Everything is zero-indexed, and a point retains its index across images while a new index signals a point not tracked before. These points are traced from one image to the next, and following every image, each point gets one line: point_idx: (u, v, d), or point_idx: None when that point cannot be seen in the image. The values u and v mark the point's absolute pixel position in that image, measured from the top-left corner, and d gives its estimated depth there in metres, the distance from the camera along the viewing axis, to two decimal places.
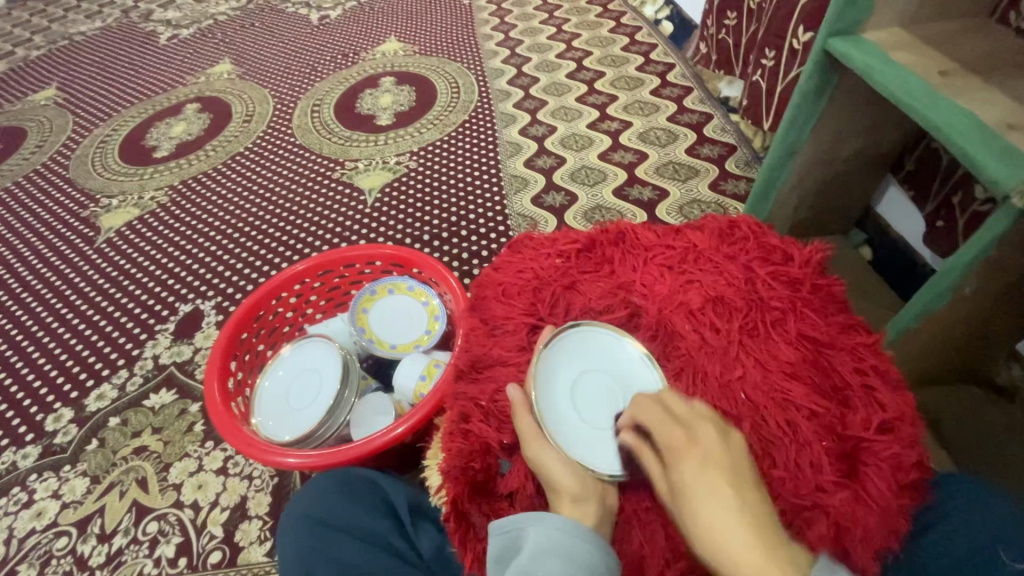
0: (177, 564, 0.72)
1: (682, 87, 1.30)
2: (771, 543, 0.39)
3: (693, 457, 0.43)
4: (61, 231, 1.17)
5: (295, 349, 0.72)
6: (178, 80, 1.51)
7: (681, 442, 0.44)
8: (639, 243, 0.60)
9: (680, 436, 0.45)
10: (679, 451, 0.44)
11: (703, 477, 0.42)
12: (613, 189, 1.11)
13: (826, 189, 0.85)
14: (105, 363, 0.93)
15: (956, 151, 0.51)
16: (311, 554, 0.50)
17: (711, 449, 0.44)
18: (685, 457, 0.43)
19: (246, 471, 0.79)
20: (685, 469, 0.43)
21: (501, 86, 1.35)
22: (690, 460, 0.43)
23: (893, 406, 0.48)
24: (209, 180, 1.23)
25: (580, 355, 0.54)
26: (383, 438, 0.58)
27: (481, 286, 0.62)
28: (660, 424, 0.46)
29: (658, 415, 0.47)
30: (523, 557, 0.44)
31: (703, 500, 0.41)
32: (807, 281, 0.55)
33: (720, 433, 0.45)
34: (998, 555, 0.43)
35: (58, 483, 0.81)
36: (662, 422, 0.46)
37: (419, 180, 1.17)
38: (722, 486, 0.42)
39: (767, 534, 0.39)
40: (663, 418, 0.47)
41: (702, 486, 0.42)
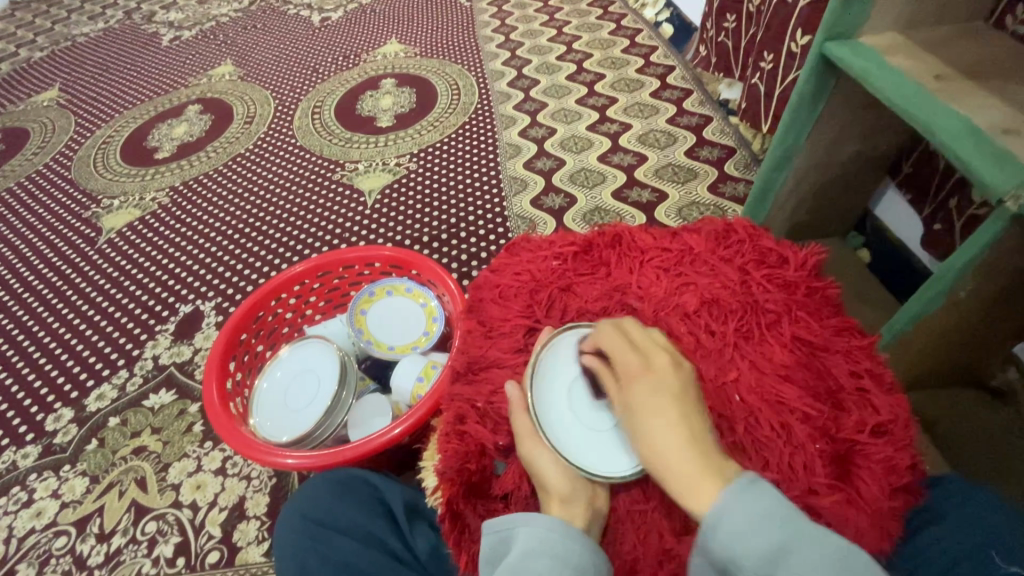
0: (176, 563, 0.73)
1: (682, 90, 1.30)
2: (707, 453, 0.42)
3: (647, 380, 0.46)
4: (62, 232, 1.18)
5: (294, 350, 0.73)
6: (180, 81, 1.52)
7: (636, 368, 0.47)
8: (636, 245, 0.60)
9: (638, 360, 0.48)
10: (635, 374, 0.47)
11: (651, 396, 0.45)
12: (612, 191, 1.11)
13: (824, 192, 0.86)
14: (105, 364, 0.94)
15: (951, 155, 0.52)
16: (305, 554, 0.51)
17: (664, 372, 0.46)
18: (639, 379, 0.46)
19: (245, 471, 0.80)
20: (635, 389, 0.46)
21: (501, 88, 1.36)
22: (642, 382, 0.46)
23: (886, 408, 0.48)
24: (211, 181, 1.23)
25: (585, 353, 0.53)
26: (380, 439, 0.58)
27: (479, 288, 0.62)
28: (619, 351, 0.49)
29: (618, 343, 0.49)
30: (513, 556, 0.44)
31: (649, 417, 0.44)
32: (803, 284, 0.55)
33: (673, 360, 0.48)
34: (992, 557, 0.43)
35: (58, 482, 0.81)
36: (621, 348, 0.49)
37: (419, 181, 1.17)
38: (671, 407, 0.44)
39: (704, 445, 0.43)
40: (622, 346, 0.49)
41: (649, 404, 0.44)
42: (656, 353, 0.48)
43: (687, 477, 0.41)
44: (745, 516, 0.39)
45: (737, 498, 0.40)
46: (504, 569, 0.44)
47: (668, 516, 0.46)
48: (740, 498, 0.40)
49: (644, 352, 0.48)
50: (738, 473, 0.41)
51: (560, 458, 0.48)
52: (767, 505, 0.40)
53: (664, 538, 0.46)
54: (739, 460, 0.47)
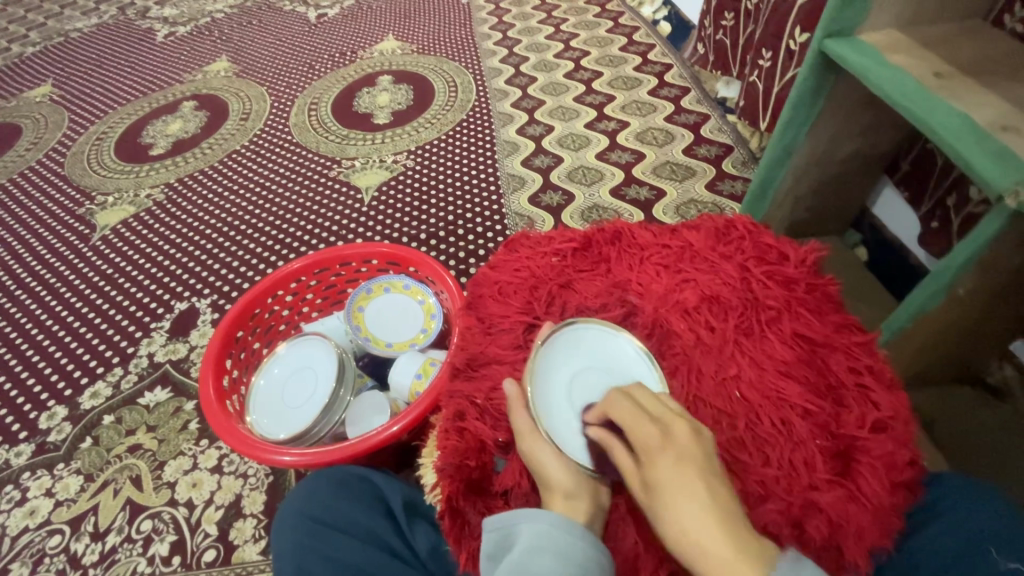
0: (171, 562, 0.72)
1: (680, 88, 1.30)
2: (743, 538, 0.39)
3: (669, 456, 0.42)
4: (56, 228, 1.17)
5: (290, 347, 0.72)
6: (175, 77, 1.51)
7: (653, 439, 0.44)
8: (635, 242, 0.60)
9: (655, 433, 0.44)
10: (654, 449, 0.43)
11: (675, 473, 0.41)
12: (610, 189, 1.11)
13: (822, 190, 0.86)
14: (100, 361, 0.93)
15: (950, 151, 0.52)
16: (305, 552, 0.50)
17: (685, 444, 0.43)
18: (661, 455, 0.42)
19: (241, 469, 0.79)
20: (656, 465, 0.42)
21: (498, 85, 1.35)
22: (663, 458, 0.42)
23: (887, 405, 0.48)
24: (206, 178, 1.22)
25: (582, 353, 0.54)
26: (378, 436, 0.58)
27: (477, 285, 0.62)
28: (631, 419, 0.45)
29: (628, 409, 0.46)
30: (516, 553, 0.44)
31: (676, 498, 0.40)
32: (803, 281, 0.55)
33: (693, 430, 0.45)
34: (990, 552, 0.43)
35: (52, 481, 0.80)
36: (634, 418, 0.45)
37: (416, 178, 1.17)
38: (698, 486, 0.41)
39: (738, 529, 0.39)
40: (633, 413, 0.46)
41: (675, 484, 0.41)
42: (674, 423, 0.45)
43: (727, 569, 0.37)
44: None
45: None
46: (507, 567, 0.43)
47: None
48: None
49: (660, 422, 0.45)
50: (778, 558, 0.38)
51: (560, 455, 0.48)
52: None
53: None
54: (740, 456, 0.46)
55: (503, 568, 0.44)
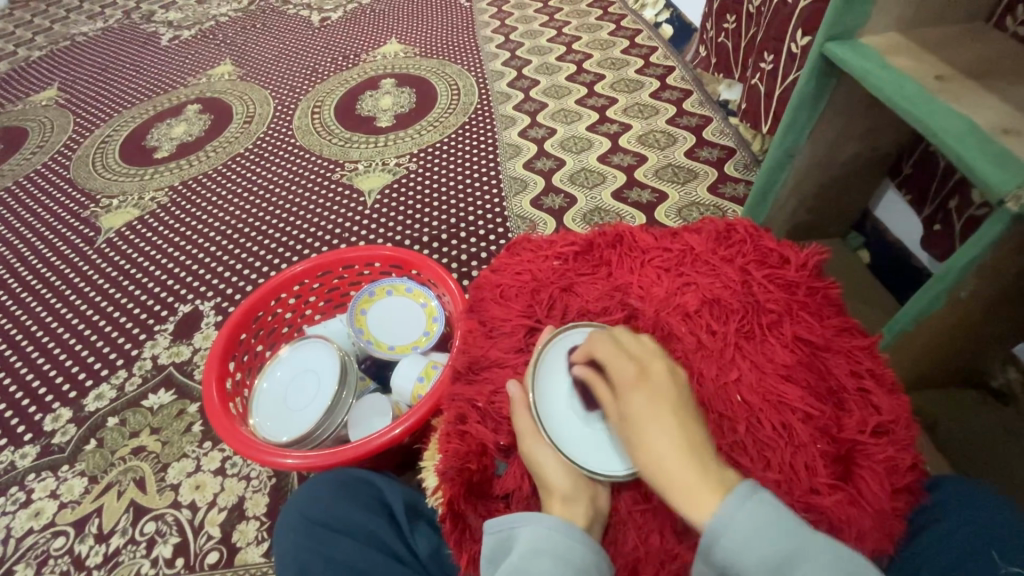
0: (175, 564, 0.72)
1: (682, 90, 1.30)
2: (706, 462, 0.43)
3: (642, 391, 0.46)
4: (61, 231, 1.17)
5: (293, 350, 0.73)
6: (179, 81, 1.52)
7: (630, 375, 0.47)
8: (637, 245, 0.60)
9: (632, 370, 0.48)
10: (630, 385, 0.47)
11: (647, 406, 0.45)
12: (612, 191, 1.11)
13: (824, 192, 0.86)
14: (104, 363, 0.93)
15: (952, 155, 0.52)
16: (306, 554, 0.51)
17: (658, 380, 0.47)
18: (635, 390, 0.46)
19: (244, 471, 0.79)
20: (632, 398, 0.46)
21: (501, 88, 1.36)
22: (638, 394, 0.46)
23: (888, 409, 0.48)
24: (210, 181, 1.23)
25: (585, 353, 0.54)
26: (381, 439, 0.58)
27: (479, 288, 0.62)
28: (612, 357, 0.49)
29: (610, 348, 0.49)
30: (514, 556, 0.44)
31: (646, 427, 0.44)
32: (804, 285, 0.55)
33: (667, 368, 0.48)
34: (992, 556, 0.43)
35: (57, 483, 0.81)
36: (615, 358, 0.49)
37: (419, 181, 1.17)
38: (668, 417, 0.44)
39: (704, 456, 0.43)
40: (615, 352, 0.49)
41: (647, 416, 0.45)
42: (651, 362, 0.49)
43: (686, 488, 0.41)
44: (749, 528, 0.39)
45: (736, 505, 0.40)
46: (505, 569, 0.44)
47: (670, 517, 0.46)
48: (741, 507, 0.40)
49: (637, 360, 0.48)
50: (735, 481, 0.42)
51: (561, 458, 0.48)
52: (771, 515, 0.40)
53: (665, 538, 0.46)
54: (741, 460, 0.46)
55: (502, 570, 0.44)
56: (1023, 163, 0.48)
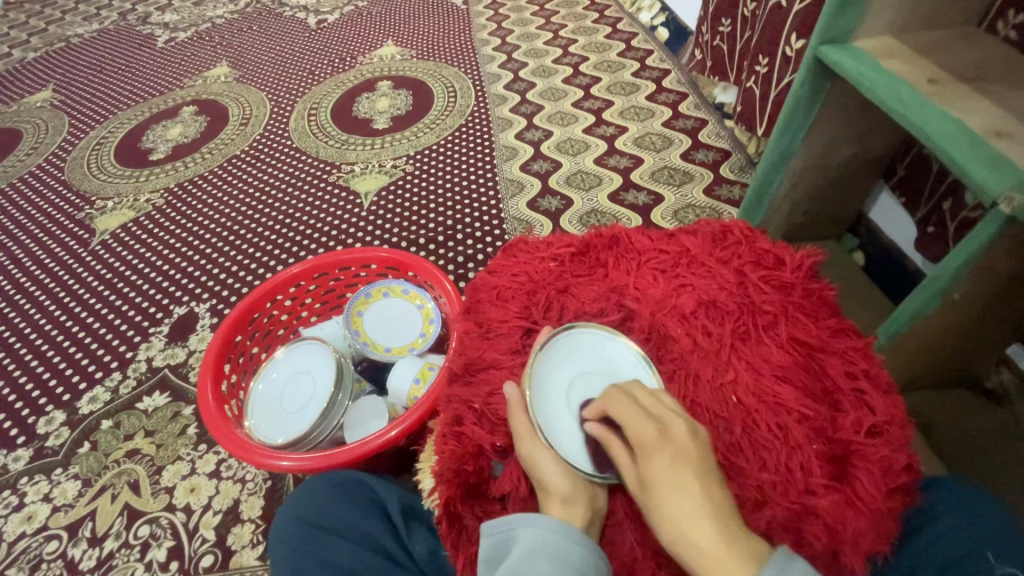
0: (169, 567, 0.72)
1: (678, 93, 1.31)
2: (734, 535, 0.40)
3: (665, 455, 0.43)
4: (56, 233, 1.17)
5: (289, 352, 0.72)
6: (175, 83, 1.51)
7: (651, 439, 0.44)
8: (633, 247, 0.61)
9: (653, 430, 0.45)
10: (652, 447, 0.44)
11: (672, 474, 0.42)
12: (608, 193, 1.11)
13: (819, 195, 0.86)
14: (98, 366, 0.93)
15: (945, 158, 0.52)
16: (302, 556, 0.51)
17: (681, 443, 0.44)
18: (657, 454, 0.43)
19: (239, 474, 0.79)
20: (655, 465, 0.43)
21: (497, 91, 1.36)
22: (660, 459, 0.43)
23: (883, 409, 0.48)
24: (206, 183, 1.23)
25: (581, 357, 0.54)
26: (377, 440, 0.58)
27: (476, 290, 0.62)
28: (631, 419, 0.46)
29: (629, 409, 0.46)
30: (512, 558, 0.44)
31: (672, 498, 0.41)
32: (799, 286, 0.56)
33: (689, 427, 0.45)
34: (987, 557, 0.43)
35: (49, 486, 0.80)
36: (634, 417, 0.46)
37: (415, 183, 1.17)
38: (693, 485, 0.42)
39: (731, 528, 0.41)
40: (634, 413, 0.46)
41: (672, 485, 0.42)
42: (671, 420, 0.46)
43: (717, 564, 0.39)
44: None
45: None
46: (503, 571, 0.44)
47: None
48: None
49: (657, 419, 0.46)
50: (766, 554, 0.40)
51: (559, 459, 0.48)
52: None
53: None
54: (737, 461, 0.47)
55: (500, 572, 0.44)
56: (1014, 166, 0.48)
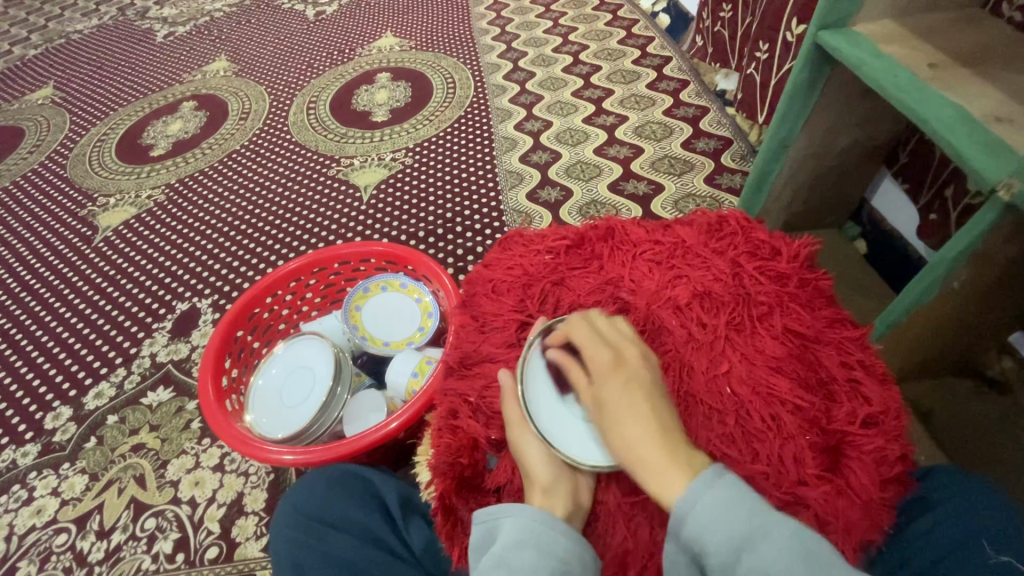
0: (175, 559, 0.73)
1: (679, 81, 1.29)
2: (676, 445, 0.44)
3: (617, 376, 0.48)
4: (59, 230, 1.18)
5: (287, 347, 0.73)
6: (175, 78, 1.51)
7: (605, 363, 0.49)
8: (628, 238, 0.61)
9: (606, 356, 0.49)
10: (605, 371, 0.48)
11: (620, 392, 0.47)
12: (608, 184, 1.11)
13: (819, 182, 0.85)
14: (103, 362, 0.94)
15: (943, 145, 0.51)
16: (299, 547, 0.51)
17: (628, 364, 0.49)
18: (610, 376, 0.48)
19: (243, 467, 0.80)
20: (607, 387, 0.48)
21: (496, 81, 1.35)
22: (611, 380, 0.48)
23: (878, 400, 0.48)
24: (206, 178, 1.23)
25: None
26: (377, 433, 0.59)
27: (472, 283, 0.62)
28: (590, 345, 0.51)
29: (588, 336, 0.51)
30: (497, 547, 0.45)
31: (620, 413, 0.46)
32: (795, 276, 0.55)
33: (641, 353, 0.50)
34: (982, 546, 0.43)
35: (58, 480, 0.82)
36: (591, 344, 0.51)
37: (413, 176, 1.17)
38: (638, 401, 0.46)
39: (672, 438, 0.44)
40: (592, 340, 0.51)
41: (621, 403, 0.46)
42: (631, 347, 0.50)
43: (656, 471, 0.43)
44: (713, 506, 0.41)
45: (703, 488, 0.41)
46: (487, 561, 0.45)
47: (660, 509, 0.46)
48: (705, 490, 0.41)
49: (614, 345, 0.50)
50: (704, 465, 0.43)
51: (548, 450, 0.48)
52: (731, 497, 0.41)
53: (654, 529, 0.46)
54: (728, 453, 0.47)
55: (485, 560, 0.45)
56: (1015, 152, 0.48)
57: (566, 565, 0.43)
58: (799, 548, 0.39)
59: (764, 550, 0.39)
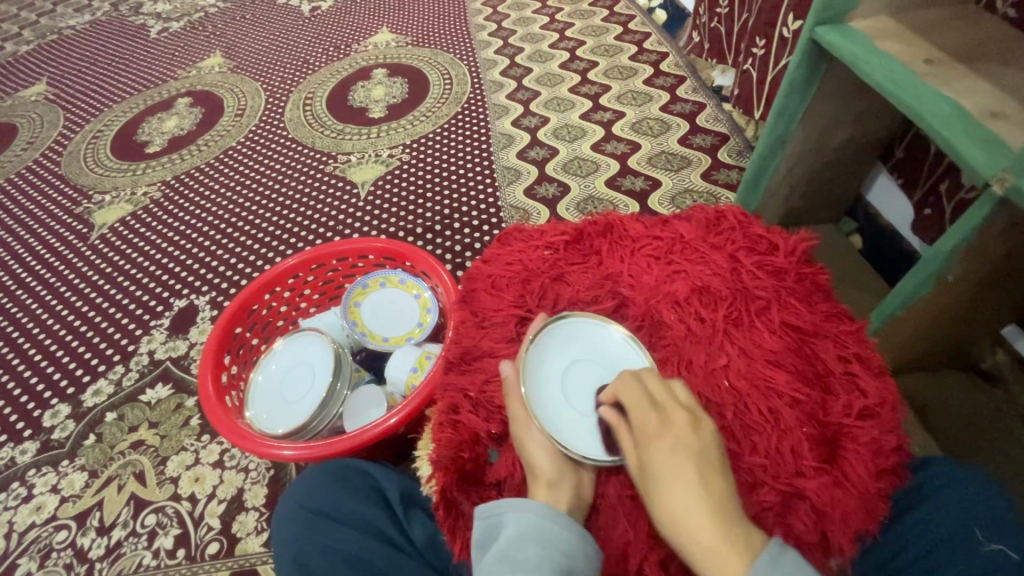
0: (176, 555, 0.73)
1: (675, 77, 1.30)
2: (731, 526, 0.41)
3: (666, 444, 0.44)
4: (55, 227, 1.17)
5: (287, 343, 0.73)
6: (169, 74, 1.50)
7: (653, 427, 0.45)
8: (627, 234, 0.61)
9: (656, 419, 0.46)
10: (654, 437, 0.45)
11: (673, 465, 0.43)
12: (606, 180, 1.11)
13: (816, 178, 0.85)
14: (101, 359, 0.94)
15: (938, 139, 0.52)
16: (304, 544, 0.52)
17: (682, 430, 0.45)
18: (659, 443, 0.44)
19: (243, 463, 0.80)
20: (656, 456, 0.44)
21: (493, 77, 1.35)
22: (661, 447, 0.44)
23: (874, 392, 0.49)
24: (203, 175, 1.23)
25: (578, 343, 0.55)
26: (377, 428, 0.59)
27: (472, 279, 0.63)
28: (637, 405, 0.47)
29: (636, 395, 0.47)
30: (501, 542, 0.46)
31: (670, 488, 0.42)
32: (792, 271, 0.56)
33: (694, 416, 0.46)
34: (974, 534, 0.45)
35: (57, 478, 0.81)
36: (639, 404, 0.47)
37: (411, 172, 1.17)
38: (689, 474, 0.42)
39: (727, 518, 0.41)
40: (641, 399, 0.47)
41: (671, 476, 0.43)
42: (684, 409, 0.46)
43: (711, 556, 0.40)
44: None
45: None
46: (492, 555, 0.45)
47: None
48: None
49: (665, 403, 0.47)
50: (764, 550, 0.40)
51: (550, 443, 0.49)
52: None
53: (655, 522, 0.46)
54: (728, 446, 0.47)
55: (489, 555, 0.45)
56: (1009, 146, 0.48)
57: (569, 560, 0.44)
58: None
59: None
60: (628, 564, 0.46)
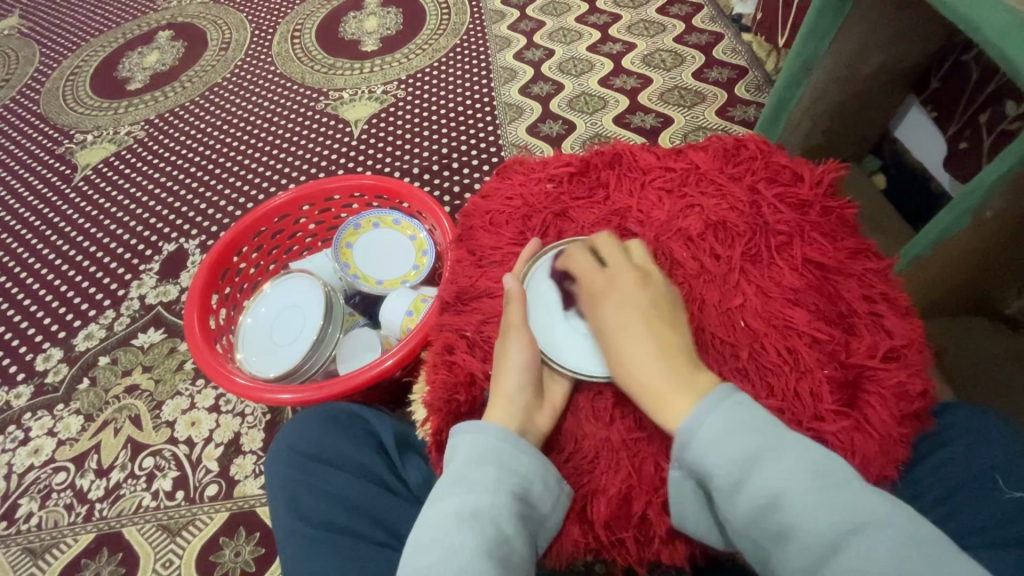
0: (175, 496, 0.73)
1: (692, 5, 1.19)
2: (682, 369, 0.42)
3: (612, 301, 0.46)
4: (36, 168, 1.12)
5: (276, 286, 0.70)
6: (148, 6, 1.40)
7: (601, 287, 0.47)
8: (637, 165, 0.56)
9: (605, 282, 0.48)
10: (602, 296, 0.47)
11: (627, 320, 0.45)
12: (614, 117, 1.04)
13: (845, 113, 0.78)
14: (91, 304, 0.91)
15: (998, 54, 0.46)
16: (296, 486, 0.50)
17: (636, 287, 0.46)
18: (607, 303, 0.46)
19: (238, 408, 0.79)
20: (606, 313, 0.46)
21: (495, 5, 1.25)
22: (608, 304, 0.46)
23: (901, 332, 0.45)
24: (188, 113, 1.16)
25: None
26: (373, 371, 0.57)
27: (469, 216, 0.59)
28: (587, 272, 0.49)
29: (587, 264, 0.49)
30: (453, 466, 0.43)
31: (620, 338, 0.44)
32: (817, 204, 0.51)
33: (641, 276, 0.47)
34: (996, 482, 0.42)
35: (53, 422, 0.81)
36: (588, 270, 0.49)
37: (407, 110, 1.10)
38: (635, 326, 0.44)
39: (676, 361, 0.43)
40: (591, 266, 0.49)
41: (618, 328, 0.45)
42: (639, 269, 0.48)
43: (662, 398, 0.41)
44: (719, 427, 0.39)
45: (709, 410, 0.39)
46: (444, 480, 0.42)
47: (667, 444, 0.45)
48: (713, 409, 0.39)
49: (612, 271, 0.48)
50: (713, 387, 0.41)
51: (525, 361, 0.47)
52: (740, 415, 0.39)
53: (660, 465, 0.44)
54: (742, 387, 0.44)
55: (439, 479, 0.43)
56: None
57: (527, 483, 0.42)
58: (818, 473, 0.36)
59: (774, 472, 0.36)
60: (632, 508, 0.44)
